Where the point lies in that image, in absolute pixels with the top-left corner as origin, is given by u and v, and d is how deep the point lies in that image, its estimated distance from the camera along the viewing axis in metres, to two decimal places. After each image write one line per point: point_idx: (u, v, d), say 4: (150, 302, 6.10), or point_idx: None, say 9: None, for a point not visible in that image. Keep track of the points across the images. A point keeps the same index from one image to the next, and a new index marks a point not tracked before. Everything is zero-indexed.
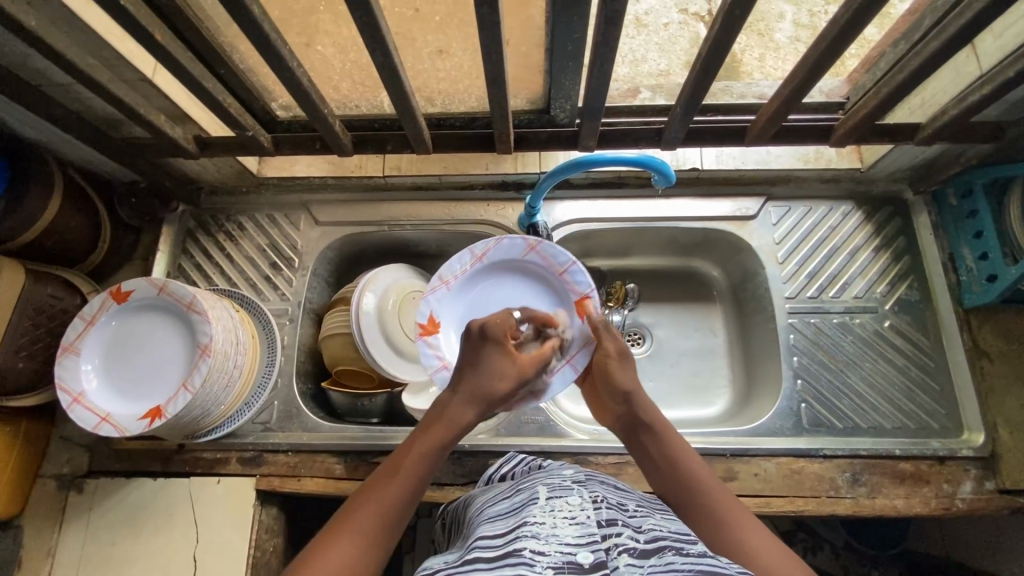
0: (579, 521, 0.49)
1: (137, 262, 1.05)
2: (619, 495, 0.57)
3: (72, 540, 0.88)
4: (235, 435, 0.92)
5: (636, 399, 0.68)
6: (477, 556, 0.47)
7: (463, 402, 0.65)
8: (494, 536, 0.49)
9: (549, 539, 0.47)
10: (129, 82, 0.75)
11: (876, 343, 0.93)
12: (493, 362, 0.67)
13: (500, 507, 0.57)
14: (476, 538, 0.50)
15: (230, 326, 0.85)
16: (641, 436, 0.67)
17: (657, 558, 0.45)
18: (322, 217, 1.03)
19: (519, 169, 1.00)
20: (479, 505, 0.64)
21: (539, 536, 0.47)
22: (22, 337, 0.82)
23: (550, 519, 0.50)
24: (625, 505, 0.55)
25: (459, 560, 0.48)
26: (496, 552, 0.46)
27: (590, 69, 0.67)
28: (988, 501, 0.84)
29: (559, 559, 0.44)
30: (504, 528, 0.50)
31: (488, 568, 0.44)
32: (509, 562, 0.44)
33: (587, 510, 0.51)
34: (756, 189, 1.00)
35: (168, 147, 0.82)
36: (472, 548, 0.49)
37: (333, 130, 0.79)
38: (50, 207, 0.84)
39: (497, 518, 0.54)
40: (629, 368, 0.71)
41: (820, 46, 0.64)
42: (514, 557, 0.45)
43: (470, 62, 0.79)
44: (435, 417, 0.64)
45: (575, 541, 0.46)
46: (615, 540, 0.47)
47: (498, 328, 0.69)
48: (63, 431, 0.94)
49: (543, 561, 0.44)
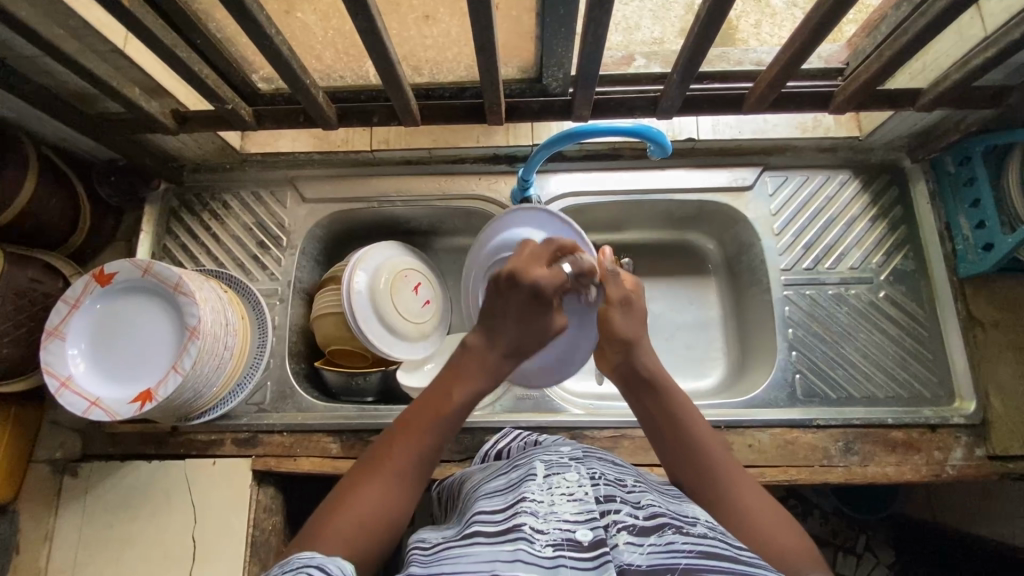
0: (578, 497, 0.50)
1: (120, 243, 1.02)
2: (616, 472, 0.57)
3: (68, 526, 0.88)
4: (229, 416, 0.92)
5: (639, 349, 0.64)
6: (475, 531, 0.47)
7: (504, 350, 0.60)
8: (493, 511, 0.49)
9: (548, 516, 0.47)
10: (100, 53, 0.71)
11: (871, 313, 0.93)
12: (539, 322, 0.61)
13: (496, 484, 0.57)
14: (474, 513, 0.50)
15: (219, 307, 0.83)
16: (642, 392, 0.63)
17: (657, 536, 0.45)
18: (309, 194, 1.01)
19: (511, 142, 0.98)
20: (474, 483, 0.63)
21: (538, 513, 0.47)
22: (5, 322, 0.80)
23: (548, 496, 0.50)
24: (623, 480, 0.55)
25: (458, 534, 0.48)
26: (495, 528, 0.46)
27: (584, 34, 0.64)
28: (978, 466, 0.85)
29: (559, 537, 0.44)
30: (502, 504, 0.50)
31: (485, 544, 0.45)
32: (510, 539, 0.44)
33: (585, 486, 0.51)
34: (752, 159, 0.98)
35: (145, 122, 0.79)
36: (470, 521, 0.49)
37: (316, 102, 0.75)
38: (26, 186, 0.81)
39: (494, 493, 0.54)
40: (635, 315, 0.66)
41: (822, 7, 0.62)
42: (514, 532, 0.45)
43: (458, 29, 0.76)
44: (468, 362, 0.59)
45: (574, 518, 0.47)
46: (614, 517, 0.47)
47: (546, 282, 0.60)
48: (54, 416, 0.93)
49: (543, 539, 0.44)
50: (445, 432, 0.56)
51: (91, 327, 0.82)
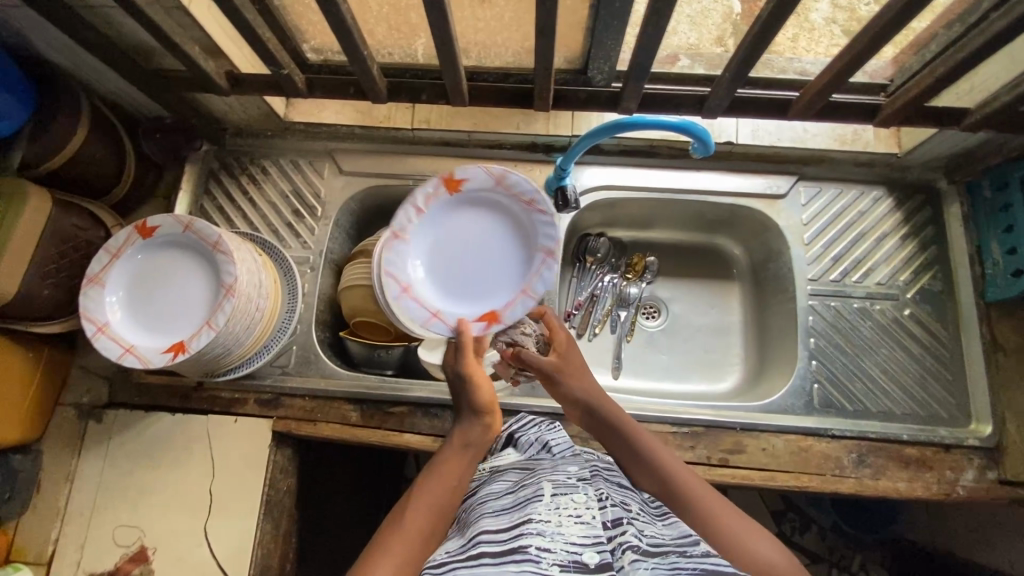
0: (585, 520, 0.55)
1: (159, 200, 1.04)
2: (620, 492, 0.63)
3: (91, 466, 0.90)
4: (253, 376, 0.94)
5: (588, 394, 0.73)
6: (483, 549, 0.53)
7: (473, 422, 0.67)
8: (500, 528, 0.55)
9: (555, 537, 0.53)
10: (164, 9, 0.72)
11: (894, 330, 0.93)
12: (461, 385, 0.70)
13: (501, 493, 0.62)
14: (479, 529, 0.55)
15: (254, 269, 0.85)
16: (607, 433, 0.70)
17: (661, 558, 0.52)
18: (346, 166, 1.02)
19: (550, 131, 0.99)
20: (479, 482, 0.69)
21: (544, 534, 0.53)
22: (49, 263, 0.82)
23: (555, 517, 0.55)
24: (627, 503, 0.61)
25: (464, 552, 0.53)
26: (503, 547, 0.53)
27: (643, 26, 0.65)
28: (989, 490, 0.85)
29: (565, 557, 0.52)
30: (507, 521, 0.56)
31: (494, 564, 0.51)
32: (515, 559, 0.51)
33: (592, 508, 0.57)
34: (788, 168, 0.99)
35: (200, 81, 0.80)
36: (477, 537, 0.55)
37: (370, 74, 0.77)
38: (77, 134, 0.83)
39: (499, 505, 0.59)
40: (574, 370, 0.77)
41: (886, 16, 0.62)
42: (521, 553, 0.51)
43: (512, 13, 0.77)
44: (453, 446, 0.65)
45: (580, 540, 0.53)
46: (621, 539, 0.54)
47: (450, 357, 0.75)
48: (84, 361, 0.95)
49: (550, 559, 0.51)
50: (444, 514, 0.59)
51: (130, 283, 0.84)
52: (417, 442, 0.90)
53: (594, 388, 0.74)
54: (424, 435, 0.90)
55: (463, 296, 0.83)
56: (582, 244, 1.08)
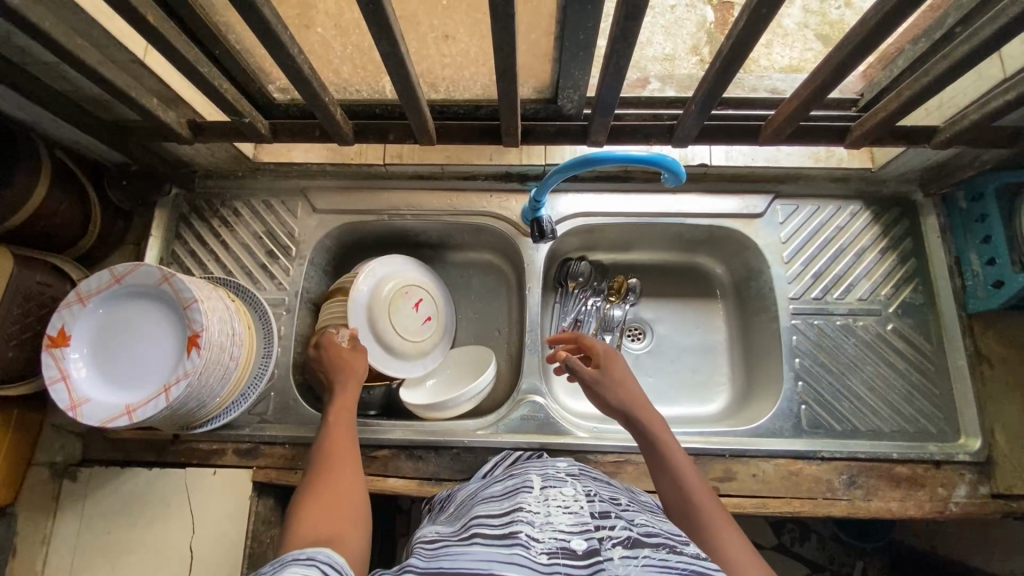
0: (574, 510, 0.54)
1: (130, 246, 1.02)
2: (609, 491, 0.63)
3: (67, 528, 0.88)
4: (232, 426, 0.92)
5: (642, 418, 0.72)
6: (476, 531, 0.51)
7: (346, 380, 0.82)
8: (492, 516, 0.54)
9: (544, 526, 0.51)
10: (120, 63, 0.71)
11: (878, 346, 0.93)
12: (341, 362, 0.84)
13: (494, 492, 0.64)
14: (472, 518, 0.55)
15: (226, 316, 0.83)
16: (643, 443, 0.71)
17: (651, 551, 0.48)
18: (319, 204, 1.01)
19: (523, 161, 0.98)
20: (472, 493, 0.70)
21: (534, 523, 0.52)
22: (12, 324, 0.80)
23: (544, 508, 0.55)
24: (618, 500, 0.61)
25: (458, 535, 0.52)
26: (495, 531, 0.51)
27: (607, 65, 0.64)
28: (981, 505, 0.84)
29: (553, 546, 0.48)
30: (499, 509, 0.56)
31: (485, 544, 0.49)
32: (506, 542, 0.48)
33: (581, 501, 0.56)
34: (764, 187, 0.98)
35: (161, 131, 0.79)
36: (472, 524, 0.54)
37: (334, 119, 0.76)
38: (38, 188, 0.81)
39: (492, 500, 0.60)
40: (610, 384, 0.76)
41: (849, 46, 0.61)
42: (511, 537, 0.49)
43: (477, 49, 0.76)
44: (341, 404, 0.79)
45: (568, 529, 0.51)
46: (608, 531, 0.50)
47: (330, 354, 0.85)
48: (57, 419, 0.92)
49: (538, 546, 0.48)
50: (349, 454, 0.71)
51: (94, 333, 0.81)
52: (403, 486, 0.88)
53: (634, 395, 0.75)
54: (410, 478, 0.89)
55: (147, 372, 0.79)
56: (563, 269, 1.07)
